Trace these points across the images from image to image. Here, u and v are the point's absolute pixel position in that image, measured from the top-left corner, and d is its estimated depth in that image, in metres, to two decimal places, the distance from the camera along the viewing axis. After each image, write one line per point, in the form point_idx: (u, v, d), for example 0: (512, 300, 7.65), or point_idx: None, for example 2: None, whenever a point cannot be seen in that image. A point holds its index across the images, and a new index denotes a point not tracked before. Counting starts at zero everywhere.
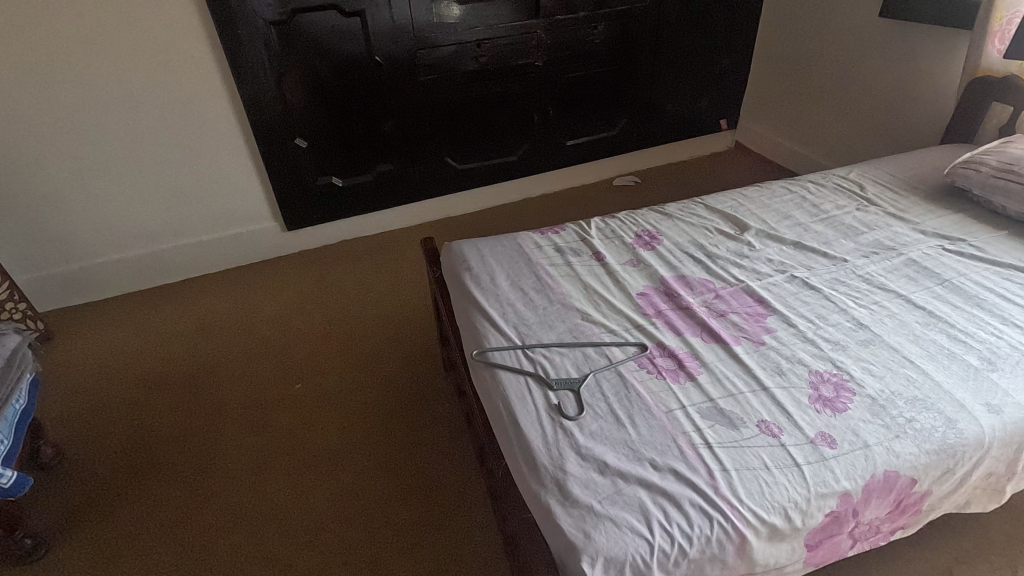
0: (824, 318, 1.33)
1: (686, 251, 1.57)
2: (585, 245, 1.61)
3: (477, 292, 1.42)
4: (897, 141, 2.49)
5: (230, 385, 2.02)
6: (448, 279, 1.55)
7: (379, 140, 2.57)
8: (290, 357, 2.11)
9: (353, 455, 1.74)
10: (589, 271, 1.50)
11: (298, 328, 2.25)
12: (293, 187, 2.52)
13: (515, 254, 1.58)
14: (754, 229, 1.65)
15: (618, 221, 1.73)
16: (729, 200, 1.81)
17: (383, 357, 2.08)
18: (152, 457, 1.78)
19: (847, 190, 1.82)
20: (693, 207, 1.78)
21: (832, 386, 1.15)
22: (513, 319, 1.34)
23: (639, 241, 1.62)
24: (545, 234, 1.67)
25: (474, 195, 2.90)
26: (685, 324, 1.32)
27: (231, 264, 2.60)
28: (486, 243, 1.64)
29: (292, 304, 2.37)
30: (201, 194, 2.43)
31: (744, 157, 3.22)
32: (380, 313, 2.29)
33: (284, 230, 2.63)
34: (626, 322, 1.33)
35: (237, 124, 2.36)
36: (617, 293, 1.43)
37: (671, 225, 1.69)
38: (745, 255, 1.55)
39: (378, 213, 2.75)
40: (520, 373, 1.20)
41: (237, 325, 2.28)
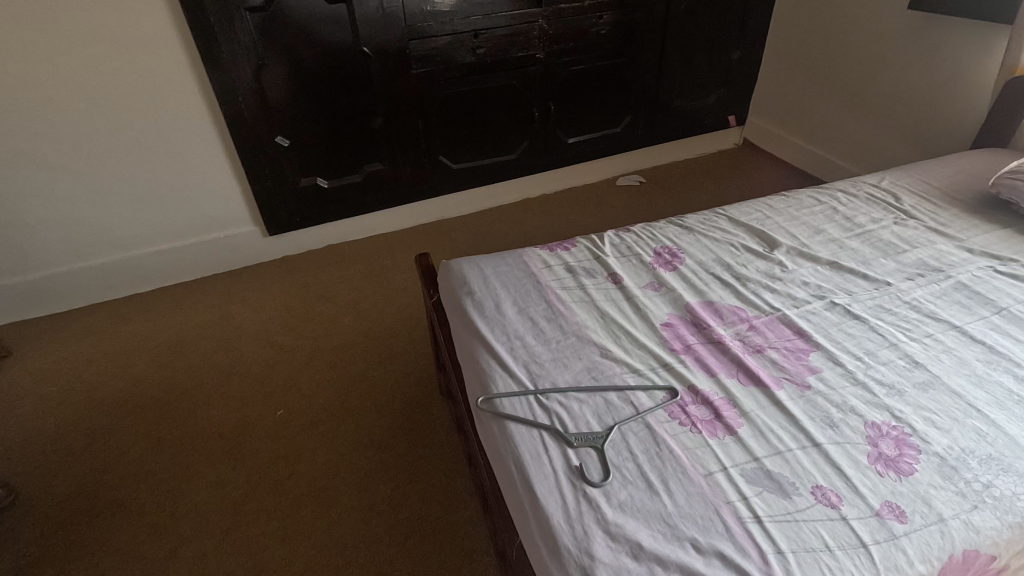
0: (873, 354, 1.18)
1: (712, 272, 1.41)
2: (600, 263, 1.45)
3: (480, 323, 1.26)
4: (921, 143, 2.35)
5: (206, 409, 1.84)
6: (446, 304, 1.38)
7: (369, 138, 2.38)
8: (272, 377, 1.94)
9: (341, 493, 1.58)
10: (605, 296, 1.34)
11: (280, 343, 2.07)
12: (274, 189, 2.33)
13: (521, 275, 1.41)
14: (784, 247, 1.49)
15: (634, 235, 1.57)
16: (754, 211, 1.65)
17: (374, 378, 1.92)
18: (118, 495, 1.61)
19: (880, 200, 1.67)
20: (716, 218, 1.63)
21: (892, 442, 1.00)
22: (523, 357, 1.18)
23: (659, 260, 1.46)
24: (554, 251, 1.51)
25: (470, 196, 2.73)
26: (719, 362, 1.17)
27: (208, 272, 2.41)
28: (489, 261, 1.46)
29: (275, 316, 2.20)
30: (172, 197, 2.23)
31: (753, 156, 3.07)
32: (372, 327, 2.12)
33: (266, 235, 2.43)
34: (650, 360, 1.17)
35: (212, 120, 2.15)
36: (639, 322, 1.27)
37: (693, 241, 1.53)
38: (778, 277, 1.40)
39: (368, 215, 2.57)
40: (533, 426, 1.04)
41: (214, 341, 2.10)
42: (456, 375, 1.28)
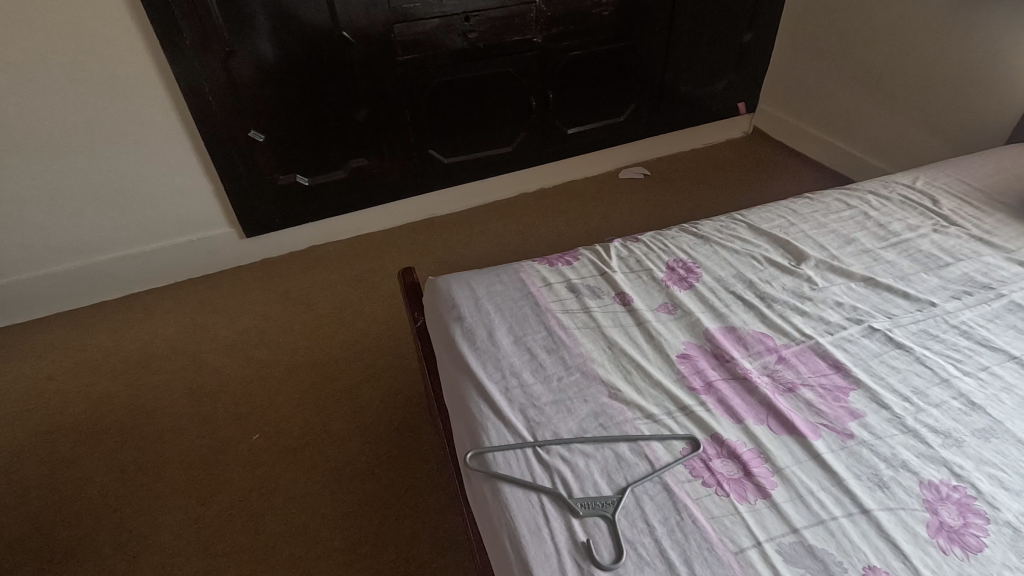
0: (923, 393, 1.02)
1: (732, 291, 1.25)
2: (606, 281, 1.29)
3: (471, 357, 1.10)
4: (949, 136, 2.18)
5: (174, 435, 1.69)
6: (433, 330, 1.22)
7: (352, 132, 2.19)
8: (248, 397, 1.79)
9: (319, 532, 1.44)
10: (613, 321, 1.18)
11: (258, 357, 1.92)
12: (250, 188, 2.15)
13: (518, 296, 1.24)
14: (812, 260, 1.33)
15: (643, 246, 1.40)
16: (777, 217, 1.48)
17: (359, 397, 1.77)
18: (76, 534, 1.46)
19: (916, 204, 1.50)
20: (734, 226, 1.46)
21: (954, 508, 0.85)
22: (518, 400, 1.02)
23: (672, 277, 1.30)
24: (554, 265, 1.34)
25: (464, 193, 2.55)
26: (746, 404, 1.02)
27: (181, 278, 2.24)
28: (482, 277, 1.30)
29: (253, 326, 2.04)
30: (137, 198, 2.05)
31: (763, 147, 2.90)
32: (358, 338, 1.97)
33: (243, 236, 2.26)
34: (666, 402, 1.02)
35: (178, 114, 1.97)
36: (652, 354, 1.11)
37: (711, 253, 1.37)
38: (807, 297, 1.24)
39: (354, 214, 2.39)
40: (532, 489, 0.89)
41: (186, 355, 1.94)
42: (443, 414, 1.13)
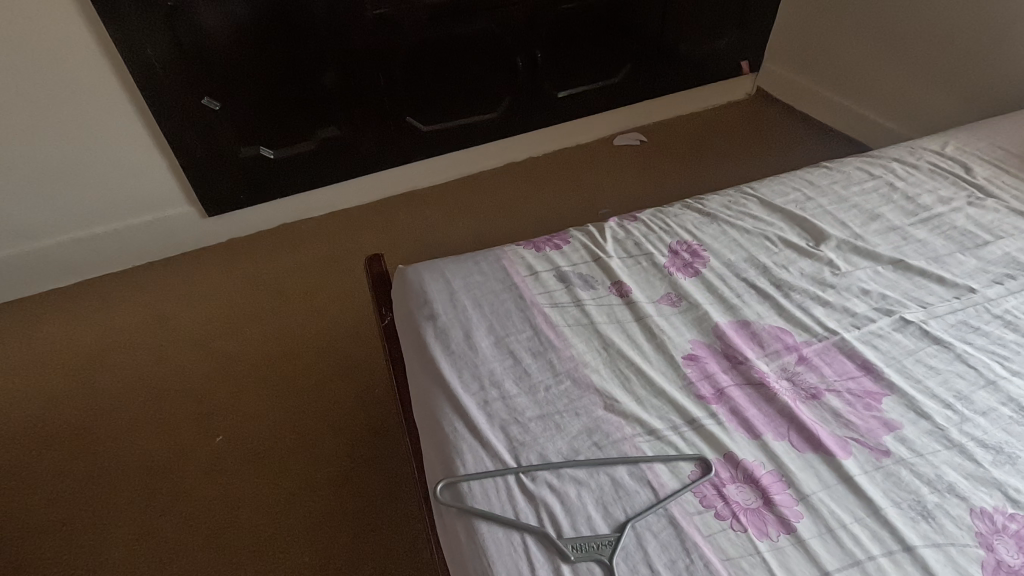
0: (967, 399, 0.89)
1: (744, 279, 1.10)
2: (601, 269, 1.13)
3: (445, 364, 0.95)
4: (973, 96, 2.02)
5: (129, 439, 1.55)
6: (401, 328, 1.06)
7: (321, 98, 1.99)
8: (211, 394, 1.64)
9: (287, 546, 1.31)
10: (608, 317, 1.04)
11: (224, 350, 1.76)
12: (208, 163, 1.96)
13: (499, 288, 1.09)
14: (833, 240, 1.18)
15: (641, 225, 1.24)
16: (791, 190, 1.32)
17: (333, 392, 1.63)
18: (22, 553, 1.33)
19: (947, 172, 1.34)
20: (744, 201, 1.30)
21: (1012, 542, 0.73)
22: (499, 416, 0.88)
23: (675, 262, 1.14)
24: (541, 249, 1.18)
25: (446, 164, 2.36)
26: (763, 415, 0.88)
27: (139, 262, 2.06)
28: (459, 265, 1.14)
29: (218, 315, 1.87)
30: (83, 176, 1.85)
31: (767, 109, 2.71)
32: (333, 326, 1.82)
33: (205, 216, 2.07)
34: (670, 415, 0.88)
35: (119, 81, 1.75)
36: (653, 357, 0.97)
37: (718, 233, 1.21)
38: (828, 284, 1.09)
39: (327, 189, 2.20)
40: (514, 529, 0.76)
41: (145, 348, 1.78)
42: (413, 428, 0.98)
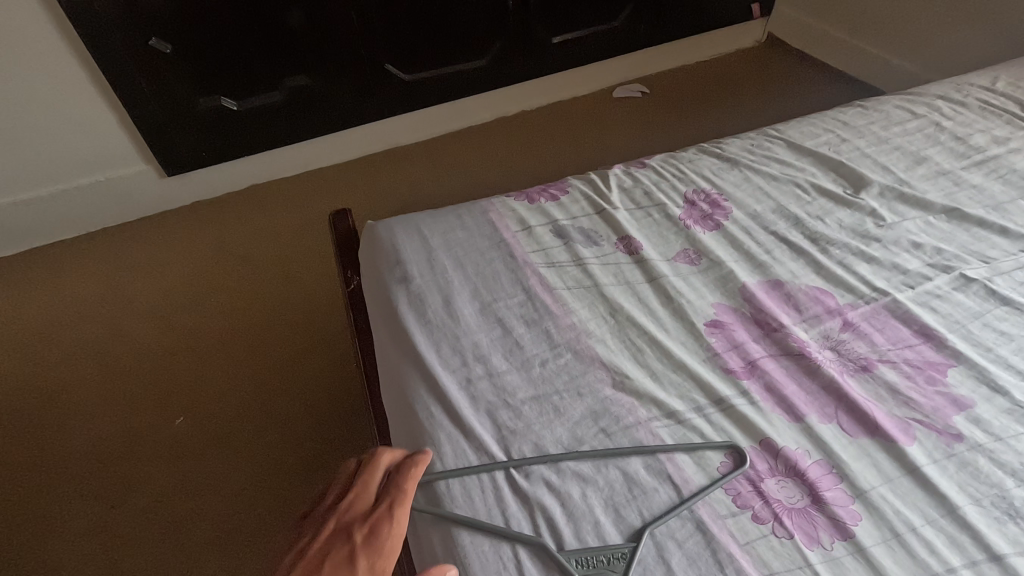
0: None
1: (773, 233, 0.94)
2: (605, 223, 0.97)
3: (420, 337, 0.79)
4: (1012, 34, 1.83)
5: (80, 423, 1.39)
6: (369, 293, 0.89)
7: (287, 41, 1.77)
8: (172, 372, 1.48)
9: (255, 541, 1.18)
10: (615, 278, 0.87)
11: (185, 324, 1.59)
12: (163, 116, 1.75)
13: (486, 245, 0.92)
14: (876, 187, 1.01)
15: (651, 173, 1.07)
16: (823, 131, 1.14)
17: (307, 369, 1.47)
18: None
19: (1001, 110, 1.17)
20: (768, 144, 1.12)
21: None
22: (485, 398, 0.72)
23: (692, 214, 0.98)
24: (534, 201, 1.01)
25: (431, 118, 2.15)
26: (805, 393, 0.73)
27: (93, 229, 1.86)
28: (437, 220, 0.97)
29: (180, 285, 1.70)
30: (19, 131, 1.64)
31: (778, 57, 2.50)
32: (307, 296, 1.65)
33: (164, 176, 1.87)
34: (693, 394, 0.72)
35: (51, 20, 1.52)
36: (670, 325, 0.81)
37: (740, 180, 1.04)
38: (873, 237, 0.93)
39: (300, 147, 2.00)
40: (504, 539, 0.61)
41: (99, 322, 1.60)
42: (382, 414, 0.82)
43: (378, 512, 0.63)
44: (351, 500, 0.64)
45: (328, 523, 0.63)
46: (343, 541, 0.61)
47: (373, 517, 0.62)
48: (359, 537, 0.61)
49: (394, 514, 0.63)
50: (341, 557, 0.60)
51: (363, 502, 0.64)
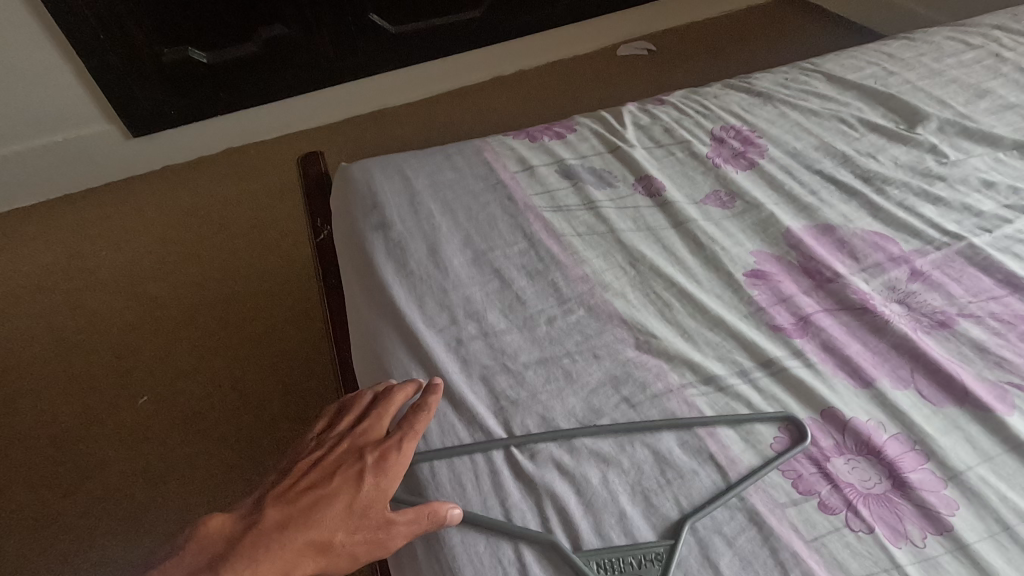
0: None
1: (818, 172, 0.80)
2: (619, 162, 0.82)
3: (400, 291, 0.65)
4: None
5: (28, 404, 1.22)
6: (340, 244, 0.75)
7: None
8: (135, 346, 1.31)
9: None
10: (634, 224, 0.73)
11: (152, 294, 1.42)
12: (123, 68, 1.57)
13: (479, 187, 0.77)
14: (934, 121, 0.87)
15: (671, 109, 0.92)
16: (866, 63, 0.99)
17: (285, 342, 1.30)
18: None
19: None
20: (805, 77, 0.98)
21: None
22: (480, 362, 0.59)
23: (722, 152, 0.83)
24: (537, 139, 0.86)
25: (421, 76, 1.97)
26: (871, 353, 0.59)
27: (50, 197, 1.67)
28: (423, 160, 0.82)
29: (147, 253, 1.52)
30: None
31: (793, 12, 2.32)
32: (283, 266, 1.47)
33: (129, 136, 1.68)
34: (735, 355, 0.59)
35: None
36: (702, 276, 0.67)
37: (775, 116, 0.89)
38: (936, 176, 0.79)
39: (279, 106, 1.82)
40: (505, 536, 0.48)
41: (54, 292, 1.43)
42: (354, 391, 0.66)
43: (395, 433, 0.52)
44: (365, 422, 0.53)
45: (338, 439, 0.53)
46: (351, 460, 0.51)
47: (387, 441, 0.52)
48: (371, 459, 0.51)
49: (410, 440, 0.52)
50: (346, 478, 0.50)
51: (377, 428, 0.53)
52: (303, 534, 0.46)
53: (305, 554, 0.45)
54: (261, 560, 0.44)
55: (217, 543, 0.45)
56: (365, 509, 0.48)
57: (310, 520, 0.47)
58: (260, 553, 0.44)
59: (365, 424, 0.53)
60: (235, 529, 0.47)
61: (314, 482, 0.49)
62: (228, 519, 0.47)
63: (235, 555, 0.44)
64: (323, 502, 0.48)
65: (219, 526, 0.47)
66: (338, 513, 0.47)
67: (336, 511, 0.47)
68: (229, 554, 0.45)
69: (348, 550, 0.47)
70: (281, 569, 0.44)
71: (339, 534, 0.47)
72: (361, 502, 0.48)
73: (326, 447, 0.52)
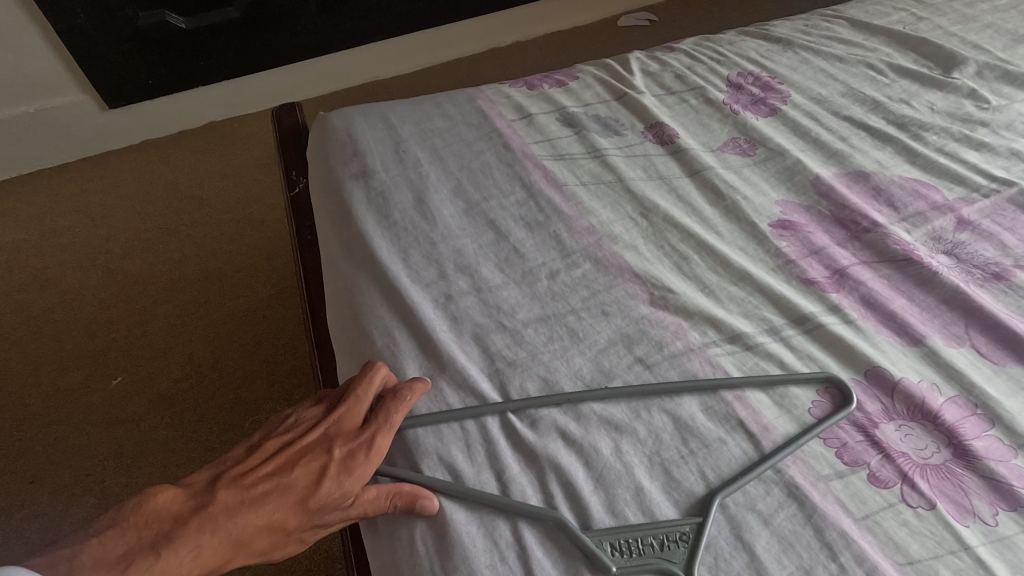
0: None
1: (846, 118, 0.72)
2: (627, 110, 0.74)
3: (382, 244, 0.57)
4: None
5: None
6: (315, 197, 0.67)
7: None
8: (107, 323, 1.18)
9: None
10: (645, 172, 0.66)
11: (124, 271, 1.27)
12: (94, 30, 1.34)
13: (472, 135, 0.69)
14: (972, 65, 0.79)
15: (682, 56, 0.84)
16: (893, 8, 0.91)
17: (267, 322, 1.18)
18: None
19: None
20: (826, 23, 0.89)
21: None
22: (472, 320, 0.51)
23: (739, 98, 0.75)
24: (535, 86, 0.78)
25: (430, 43, 1.73)
26: (918, 308, 0.52)
27: (15, 175, 1.46)
28: (409, 108, 0.74)
29: (120, 224, 1.37)
30: None
31: None
32: (273, 253, 1.30)
33: (106, 108, 1.47)
34: (763, 312, 0.52)
35: None
36: (723, 227, 0.60)
37: (797, 62, 0.81)
38: (980, 122, 0.71)
39: (270, 79, 1.59)
40: (502, 516, 0.41)
41: (14, 265, 1.29)
42: (328, 355, 0.58)
43: (370, 422, 0.44)
44: (339, 408, 0.45)
45: (309, 422, 0.45)
46: (318, 450, 0.42)
47: (359, 435, 0.43)
48: (339, 452, 0.43)
49: (384, 437, 0.44)
50: (309, 472, 0.41)
51: (353, 416, 0.45)
52: (251, 522, 0.39)
53: (251, 543, 0.39)
54: (204, 546, 0.38)
55: (162, 522, 0.39)
56: (322, 508, 0.41)
57: (259, 512, 0.40)
58: (202, 540, 0.38)
59: (339, 409, 0.45)
60: (185, 507, 0.40)
61: (273, 467, 0.42)
62: (179, 494, 0.40)
63: (175, 539, 0.38)
64: (278, 492, 0.41)
65: (167, 501, 0.40)
66: (292, 506, 0.40)
67: (290, 502, 0.40)
68: (170, 538, 0.38)
69: (298, 538, 0.41)
70: (222, 557, 0.39)
71: (290, 524, 0.40)
72: (319, 501, 0.41)
73: (293, 429, 0.45)
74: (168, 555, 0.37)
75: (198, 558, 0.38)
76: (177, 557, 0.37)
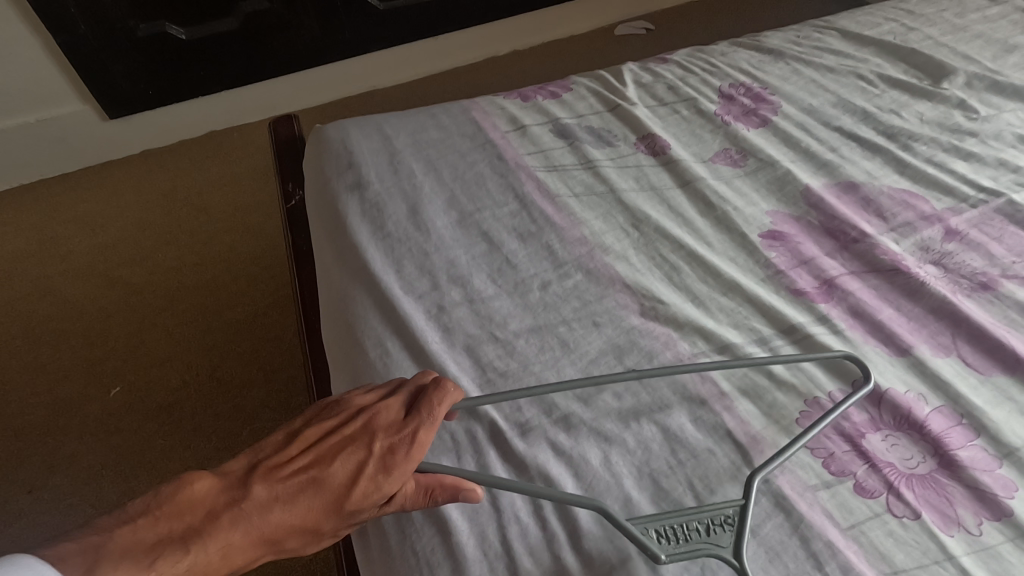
0: None
1: (837, 129, 0.73)
2: (620, 121, 0.75)
3: (376, 255, 0.58)
4: None
5: None
6: (311, 208, 0.68)
7: None
8: (106, 331, 1.18)
9: None
10: (637, 183, 0.66)
11: (122, 279, 1.28)
12: (94, 40, 1.35)
13: (467, 146, 0.70)
14: (962, 76, 0.80)
15: (675, 68, 0.84)
16: (884, 19, 0.91)
17: (265, 330, 1.19)
18: None
19: None
20: (817, 34, 0.90)
21: None
22: (464, 331, 0.52)
23: (731, 109, 0.76)
24: (529, 97, 0.79)
25: (427, 51, 1.74)
26: (905, 318, 0.53)
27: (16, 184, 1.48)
28: (404, 119, 0.75)
29: (120, 232, 1.38)
30: None
31: None
32: (271, 262, 1.31)
33: (106, 117, 1.48)
34: (752, 323, 0.52)
35: None
36: (714, 238, 0.60)
37: (788, 73, 0.82)
38: (969, 132, 0.72)
39: (270, 87, 1.60)
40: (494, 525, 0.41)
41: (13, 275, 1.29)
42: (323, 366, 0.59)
43: (411, 418, 0.43)
44: (382, 403, 0.44)
45: (347, 414, 0.44)
46: (359, 445, 0.42)
47: (398, 431, 0.43)
48: (379, 449, 0.42)
49: (427, 432, 0.43)
50: (346, 468, 0.41)
51: (393, 412, 0.44)
52: (287, 519, 0.38)
53: (283, 538, 0.38)
54: (237, 542, 0.36)
55: (194, 513, 0.36)
56: (356, 508, 0.40)
57: (294, 507, 0.39)
58: (236, 534, 0.36)
59: (381, 403, 0.44)
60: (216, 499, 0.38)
61: (310, 460, 0.41)
62: (213, 483, 0.38)
63: (207, 533, 0.36)
64: (314, 488, 0.40)
65: (201, 491, 0.38)
66: (327, 503, 0.39)
67: (325, 502, 0.39)
68: (203, 532, 0.36)
69: (327, 536, 0.40)
70: (252, 554, 0.37)
71: (326, 521, 0.39)
72: (355, 500, 0.40)
73: (334, 420, 0.43)
74: (200, 550, 0.35)
75: (230, 552, 0.36)
76: (208, 553, 0.35)
